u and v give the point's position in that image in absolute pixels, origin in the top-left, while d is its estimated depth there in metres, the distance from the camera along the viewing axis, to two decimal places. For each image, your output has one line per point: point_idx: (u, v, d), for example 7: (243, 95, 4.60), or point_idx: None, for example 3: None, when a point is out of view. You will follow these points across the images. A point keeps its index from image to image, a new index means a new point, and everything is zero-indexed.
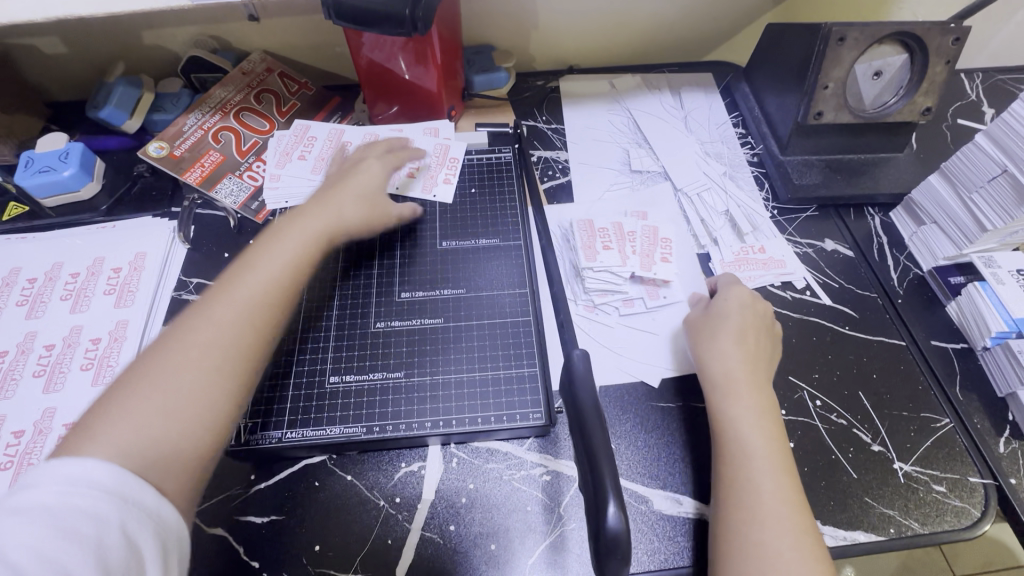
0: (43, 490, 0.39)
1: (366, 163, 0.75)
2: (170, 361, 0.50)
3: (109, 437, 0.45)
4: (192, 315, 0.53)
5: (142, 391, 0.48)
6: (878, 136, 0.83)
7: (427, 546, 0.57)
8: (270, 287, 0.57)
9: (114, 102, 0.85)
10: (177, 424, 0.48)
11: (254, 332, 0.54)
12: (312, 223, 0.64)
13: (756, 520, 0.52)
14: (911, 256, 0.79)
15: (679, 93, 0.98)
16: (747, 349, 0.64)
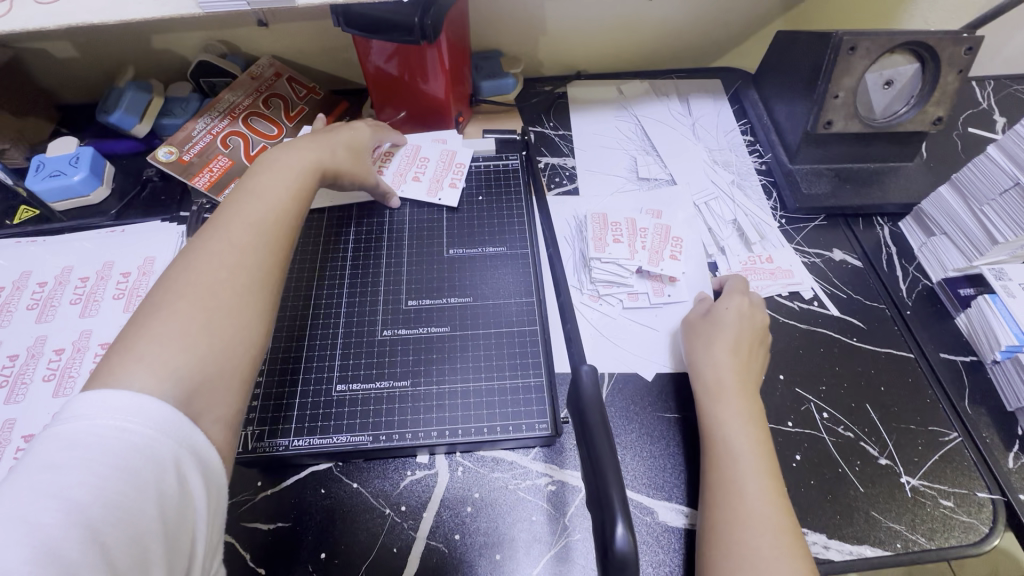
0: (101, 424, 0.38)
1: (353, 125, 0.76)
2: (191, 284, 0.48)
3: (151, 354, 0.43)
4: (203, 240, 0.52)
5: (172, 311, 0.46)
6: (888, 145, 0.82)
7: (433, 555, 0.58)
8: (279, 209, 0.58)
9: (124, 107, 0.85)
10: (220, 337, 0.47)
11: (273, 251, 0.54)
12: (304, 158, 0.65)
13: (745, 527, 0.51)
14: (920, 267, 0.79)
15: (687, 99, 0.98)
16: (739, 353, 0.64)
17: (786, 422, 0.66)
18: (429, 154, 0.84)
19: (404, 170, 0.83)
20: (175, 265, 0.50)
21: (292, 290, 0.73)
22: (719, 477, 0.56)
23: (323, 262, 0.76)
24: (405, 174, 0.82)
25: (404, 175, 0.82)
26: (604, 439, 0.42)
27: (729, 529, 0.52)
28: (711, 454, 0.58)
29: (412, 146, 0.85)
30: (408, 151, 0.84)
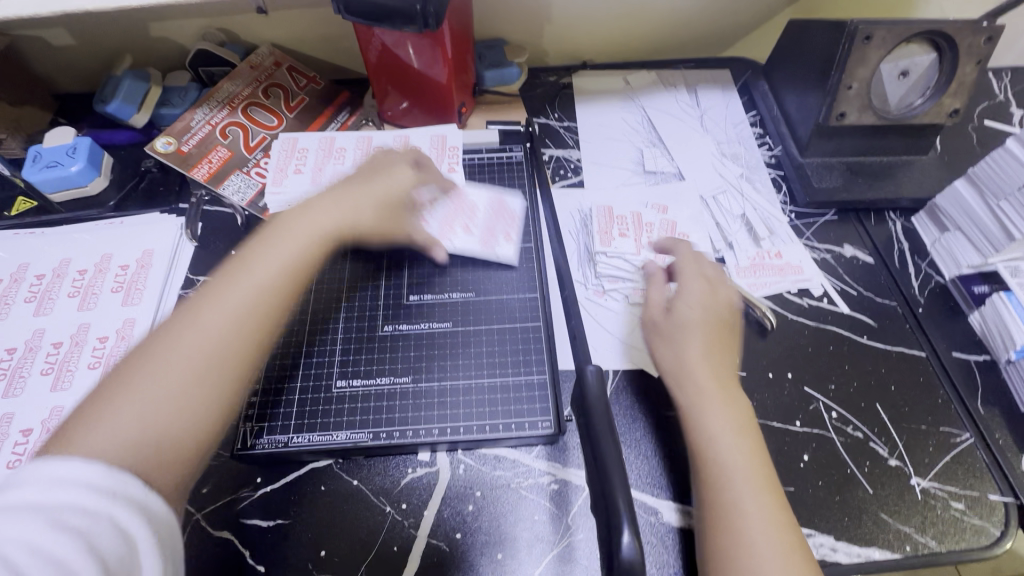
0: (62, 489, 0.38)
1: (395, 170, 0.69)
2: (154, 369, 0.47)
3: (98, 437, 0.42)
4: (184, 316, 0.50)
5: (129, 394, 0.45)
6: (902, 138, 0.80)
7: (433, 554, 0.57)
8: (269, 284, 0.54)
9: (121, 97, 0.83)
10: (174, 430, 0.45)
11: (247, 339, 0.51)
12: (318, 222, 0.60)
13: (743, 542, 0.49)
14: (933, 263, 0.77)
15: (695, 90, 0.95)
16: (710, 353, 0.61)
17: (794, 421, 0.65)
18: (478, 201, 0.78)
19: (451, 216, 0.76)
20: (155, 335, 0.50)
21: None
22: (706, 490, 0.53)
23: (321, 259, 0.75)
24: (454, 224, 0.75)
25: (452, 228, 0.75)
26: (609, 442, 0.41)
27: (726, 545, 0.50)
28: (698, 463, 0.55)
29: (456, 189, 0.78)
30: (460, 203, 0.77)
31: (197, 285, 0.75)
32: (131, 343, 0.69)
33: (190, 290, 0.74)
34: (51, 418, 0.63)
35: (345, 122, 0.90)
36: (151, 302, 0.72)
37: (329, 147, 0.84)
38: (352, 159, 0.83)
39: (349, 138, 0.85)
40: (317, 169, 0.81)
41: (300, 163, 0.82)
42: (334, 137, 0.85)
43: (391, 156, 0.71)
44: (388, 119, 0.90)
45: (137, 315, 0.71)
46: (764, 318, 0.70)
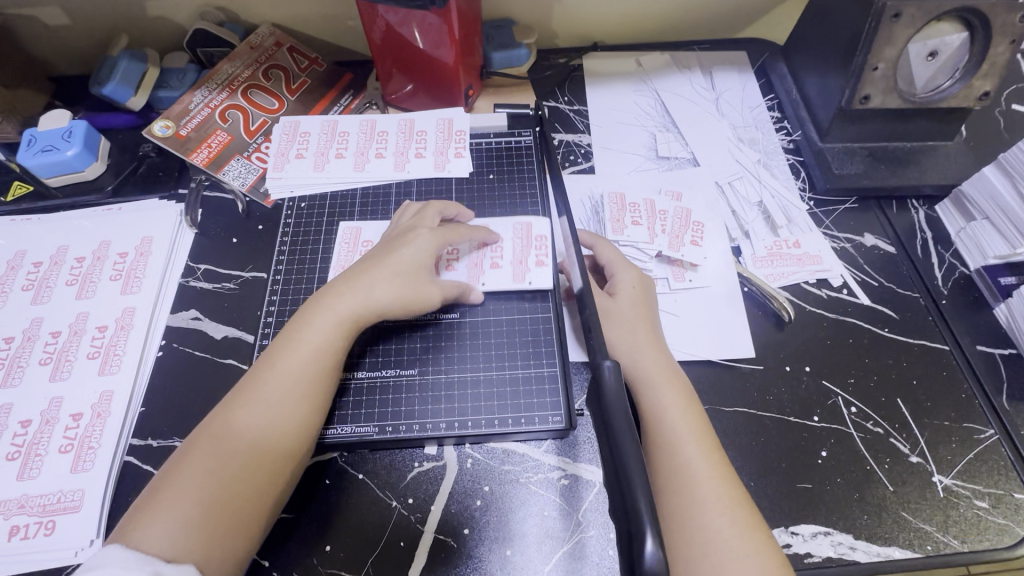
0: (100, 571, 0.41)
1: (414, 236, 0.64)
2: (196, 469, 0.50)
3: (148, 534, 0.46)
4: (225, 411, 0.53)
5: (174, 491, 0.48)
6: (927, 123, 0.77)
7: (441, 550, 0.56)
8: (302, 373, 0.55)
9: (117, 78, 0.81)
10: (218, 526, 0.48)
11: (279, 432, 0.53)
12: (344, 307, 0.59)
13: (696, 501, 0.50)
14: (957, 253, 0.74)
15: (710, 73, 0.92)
16: (638, 328, 0.62)
17: (812, 416, 0.63)
18: (501, 231, 0.72)
19: (479, 255, 0.70)
20: (203, 426, 0.53)
21: (294, 275, 0.72)
22: (656, 454, 0.54)
23: (326, 245, 0.74)
24: (481, 262, 0.70)
25: (480, 264, 0.70)
26: (628, 442, 0.39)
27: (681, 504, 0.51)
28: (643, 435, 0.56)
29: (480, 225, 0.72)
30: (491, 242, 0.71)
31: (198, 273, 0.73)
32: (131, 333, 0.68)
33: (191, 278, 0.72)
34: (50, 409, 0.62)
35: (348, 105, 0.86)
36: (150, 290, 0.71)
37: (331, 131, 0.81)
38: (355, 144, 0.80)
39: (352, 121, 0.83)
40: (320, 154, 0.79)
41: (302, 147, 0.80)
42: (337, 119, 0.83)
43: (411, 223, 0.67)
44: (392, 102, 0.86)
45: (136, 304, 0.70)
46: (782, 310, 0.68)
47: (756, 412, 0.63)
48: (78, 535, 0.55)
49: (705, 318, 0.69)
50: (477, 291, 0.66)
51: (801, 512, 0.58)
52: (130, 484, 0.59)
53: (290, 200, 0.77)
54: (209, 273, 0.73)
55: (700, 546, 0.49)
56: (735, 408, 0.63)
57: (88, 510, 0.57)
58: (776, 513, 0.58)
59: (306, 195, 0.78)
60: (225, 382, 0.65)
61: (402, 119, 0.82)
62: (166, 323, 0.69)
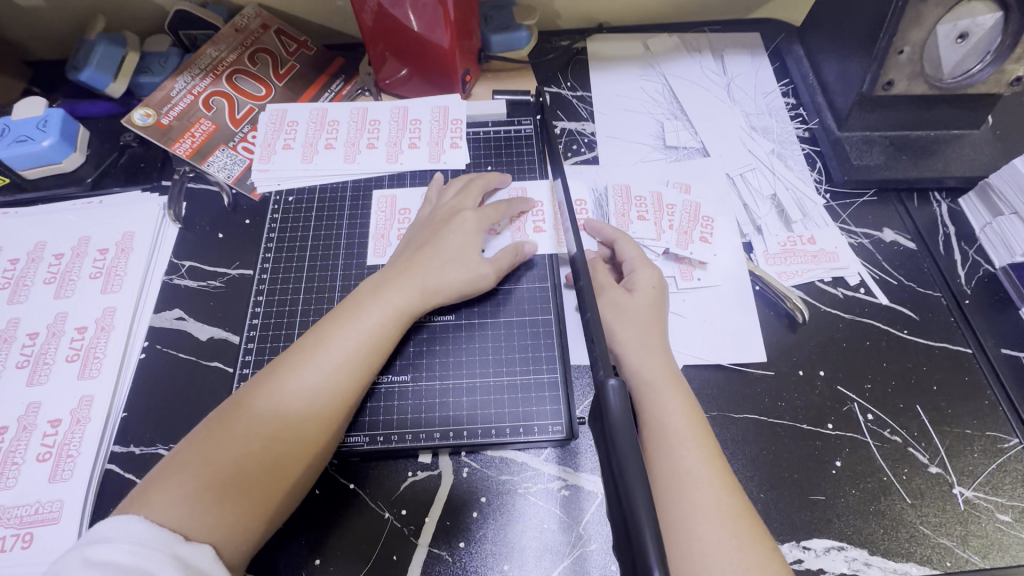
0: (113, 548, 0.40)
1: (459, 218, 0.65)
2: (227, 442, 0.49)
3: (164, 504, 0.45)
4: (260, 385, 0.53)
5: (203, 460, 0.48)
6: (953, 110, 0.72)
7: (435, 564, 0.53)
8: (345, 359, 0.54)
9: (95, 63, 0.76)
10: (235, 505, 0.47)
11: (316, 419, 0.52)
12: (395, 297, 0.59)
13: (695, 511, 0.48)
14: (981, 250, 0.70)
15: (721, 56, 0.87)
16: (648, 326, 0.59)
17: (826, 424, 0.60)
18: (540, 197, 0.73)
19: (521, 222, 0.71)
20: (236, 396, 0.53)
21: (282, 273, 0.69)
22: (654, 464, 0.50)
23: (315, 241, 0.71)
24: (525, 227, 0.70)
25: (523, 228, 0.70)
26: (632, 468, 0.36)
27: (677, 513, 0.48)
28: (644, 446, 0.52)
29: (520, 190, 0.73)
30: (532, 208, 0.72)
31: (182, 270, 0.69)
32: (112, 334, 0.65)
33: (174, 275, 0.69)
34: (27, 414, 0.60)
35: (339, 91, 0.82)
36: (132, 289, 0.68)
37: (320, 119, 0.77)
38: (346, 133, 0.76)
39: (342, 109, 0.78)
40: (309, 145, 0.75)
41: (289, 137, 0.76)
42: (326, 107, 0.78)
43: (452, 203, 0.67)
44: (385, 88, 0.81)
45: (117, 303, 0.66)
46: (795, 310, 0.64)
47: (767, 420, 0.60)
48: (57, 547, 0.53)
49: (714, 319, 0.65)
50: (533, 245, 0.67)
51: (814, 526, 0.55)
52: (110, 494, 0.56)
53: (277, 193, 0.74)
54: (193, 270, 0.69)
55: (696, 560, 0.46)
56: (745, 415, 0.60)
57: (67, 522, 0.54)
58: (787, 527, 0.55)
59: (294, 188, 0.74)
60: (210, 386, 0.62)
61: (395, 107, 0.78)
62: (149, 324, 0.66)
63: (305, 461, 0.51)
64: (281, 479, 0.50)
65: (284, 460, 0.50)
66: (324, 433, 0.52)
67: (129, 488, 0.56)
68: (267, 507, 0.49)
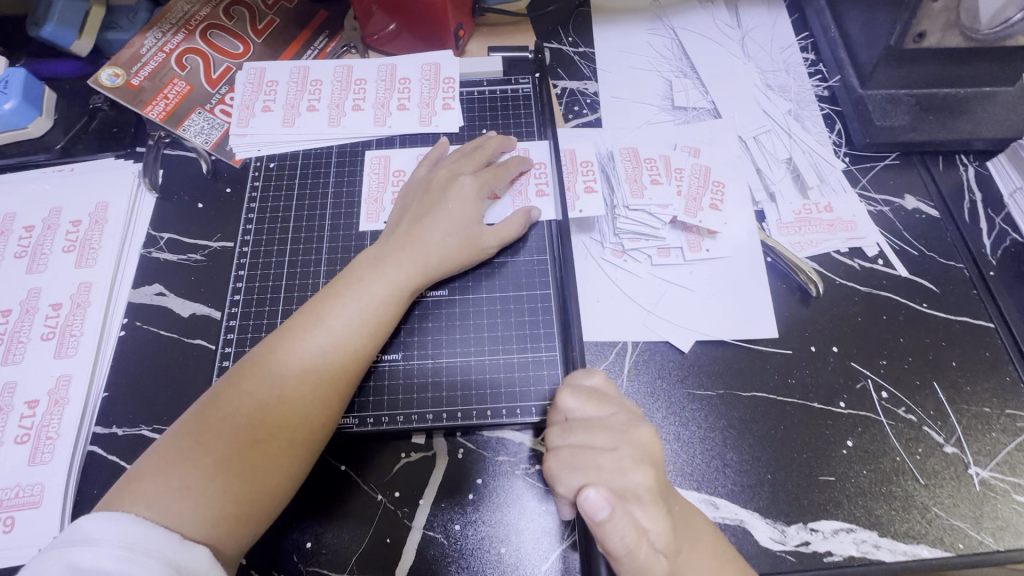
0: (100, 553, 0.37)
1: (458, 183, 0.61)
2: (227, 424, 0.47)
3: (161, 498, 0.43)
4: (257, 366, 0.50)
5: (202, 444, 0.46)
6: (987, 65, 0.66)
7: (429, 547, 0.51)
8: (347, 339, 0.52)
9: (56, 18, 0.70)
10: (239, 491, 0.45)
11: (320, 400, 0.49)
12: (399, 273, 0.56)
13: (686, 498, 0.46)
14: (1009, 218, 0.66)
15: (736, 7, 0.80)
16: (580, 459, 0.47)
17: (838, 402, 0.57)
18: (543, 158, 0.68)
19: (522, 185, 0.66)
20: (232, 375, 0.50)
21: (264, 246, 0.65)
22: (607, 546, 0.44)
23: (299, 212, 0.66)
24: (526, 190, 0.66)
25: (525, 192, 0.66)
26: None
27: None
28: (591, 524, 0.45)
29: (521, 152, 0.68)
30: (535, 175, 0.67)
31: (161, 243, 0.66)
32: (89, 310, 0.61)
33: (152, 248, 0.65)
34: (4, 394, 0.57)
35: (323, 49, 0.75)
36: (108, 263, 0.64)
37: (302, 79, 0.72)
38: (330, 93, 0.71)
39: (326, 67, 0.73)
40: (290, 107, 0.70)
41: (269, 98, 0.70)
42: (309, 65, 0.73)
43: (451, 165, 0.63)
44: (372, 44, 0.75)
45: (93, 278, 0.63)
46: (809, 284, 0.61)
47: (777, 398, 0.57)
48: (40, 531, 0.52)
49: (724, 292, 0.62)
50: (538, 210, 0.63)
51: (822, 507, 0.53)
52: (93, 477, 0.54)
53: (257, 160, 0.69)
54: (173, 243, 0.65)
55: None
56: (752, 394, 0.57)
57: (49, 506, 0.53)
58: (794, 508, 0.53)
59: (276, 154, 0.69)
60: (193, 365, 0.59)
61: (383, 65, 0.72)
62: (126, 300, 0.63)
63: (310, 447, 0.49)
64: (289, 466, 0.48)
65: (290, 446, 0.48)
66: (329, 415, 0.50)
67: (114, 470, 0.54)
68: (271, 495, 0.47)
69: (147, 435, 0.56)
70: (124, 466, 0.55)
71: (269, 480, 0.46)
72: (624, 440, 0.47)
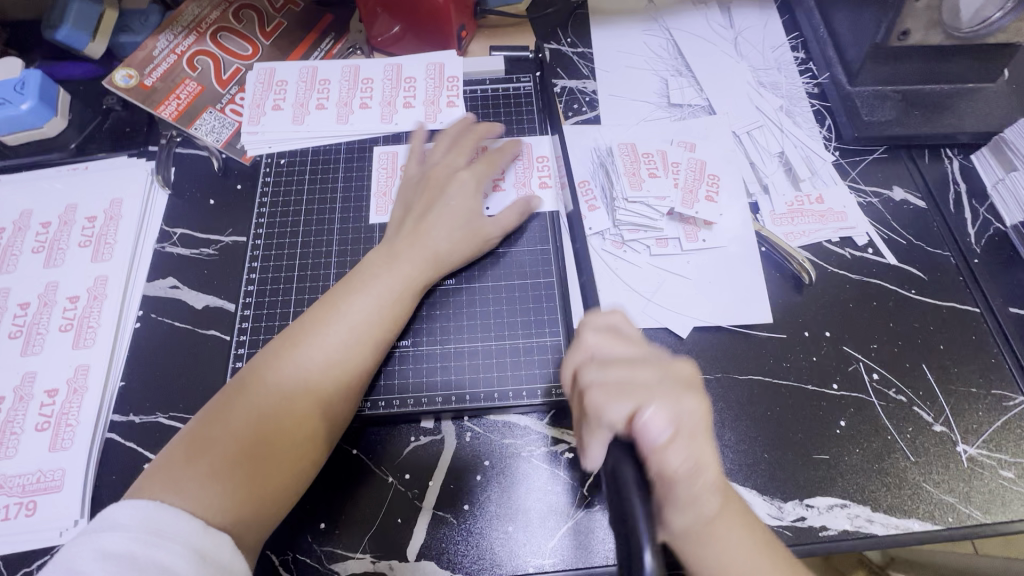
0: (126, 538, 0.39)
1: (456, 177, 0.63)
2: (250, 416, 0.48)
3: (188, 486, 0.44)
4: (279, 357, 0.51)
5: (228, 434, 0.47)
6: (969, 62, 0.69)
7: (439, 526, 0.53)
8: (367, 331, 0.54)
9: (71, 22, 0.72)
10: (264, 479, 0.47)
11: (340, 393, 0.52)
12: (414, 269, 0.58)
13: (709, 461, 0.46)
14: (992, 208, 0.68)
15: (728, 9, 0.83)
16: (631, 387, 0.42)
17: (831, 384, 0.59)
18: (545, 152, 0.71)
19: (525, 176, 0.69)
20: (251, 368, 0.51)
21: (276, 238, 0.67)
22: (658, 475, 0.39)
23: (310, 206, 0.69)
24: (529, 182, 0.68)
25: (528, 183, 0.68)
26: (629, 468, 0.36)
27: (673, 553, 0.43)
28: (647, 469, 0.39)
29: (523, 147, 0.71)
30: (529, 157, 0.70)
31: (174, 238, 0.68)
32: (105, 303, 0.63)
33: (166, 243, 0.67)
34: (24, 384, 0.59)
35: (330, 50, 0.78)
36: (123, 258, 0.66)
37: (310, 79, 0.74)
38: (338, 92, 0.73)
39: (333, 67, 0.75)
40: (299, 105, 0.72)
41: (279, 97, 0.73)
42: (317, 66, 0.75)
43: (445, 161, 0.65)
44: (377, 46, 0.78)
45: (108, 272, 0.65)
46: (802, 271, 0.63)
47: (771, 380, 0.59)
48: (62, 515, 0.53)
49: (720, 280, 0.64)
50: (539, 200, 0.66)
51: (818, 485, 0.55)
52: (112, 463, 0.56)
53: (268, 157, 0.71)
54: (185, 238, 0.67)
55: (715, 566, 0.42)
56: (748, 377, 0.59)
57: (70, 490, 0.54)
58: (790, 486, 0.55)
59: (285, 151, 0.71)
60: (208, 354, 0.61)
61: (388, 65, 0.75)
62: (142, 293, 0.64)
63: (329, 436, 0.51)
64: (310, 454, 0.50)
65: (312, 436, 0.50)
66: (347, 406, 0.52)
67: (133, 456, 0.56)
68: (292, 483, 0.49)
69: (164, 422, 0.58)
70: (142, 452, 0.57)
71: (293, 469, 0.49)
72: (665, 372, 0.44)
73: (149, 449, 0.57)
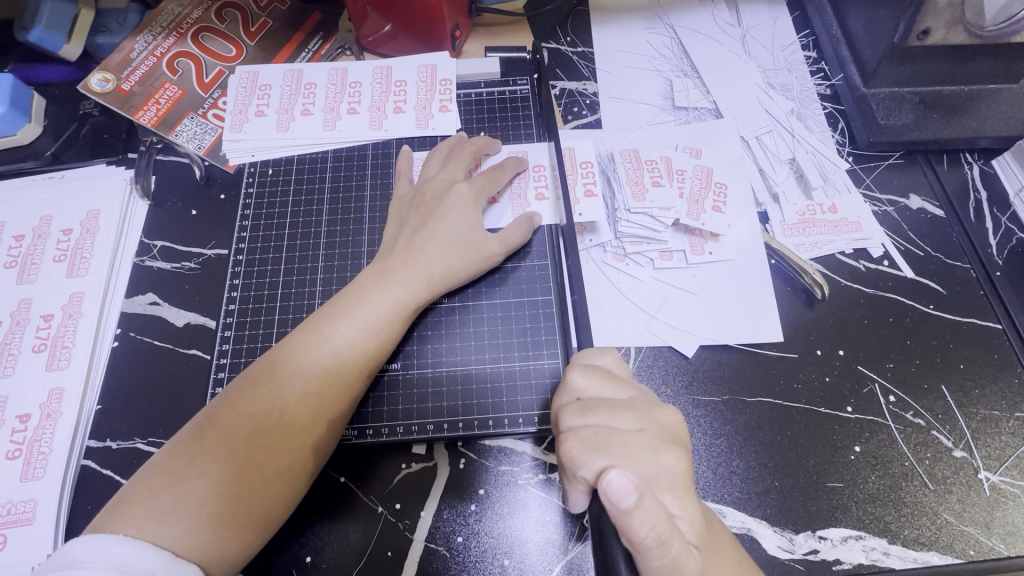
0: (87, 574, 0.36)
1: (454, 191, 0.59)
2: (222, 447, 0.46)
3: (151, 522, 0.42)
4: (255, 385, 0.49)
5: (197, 467, 0.45)
6: (993, 62, 0.65)
7: (432, 560, 0.50)
8: (349, 359, 0.51)
9: (44, 22, 0.68)
10: (235, 514, 0.44)
11: (320, 423, 0.49)
12: (404, 290, 0.55)
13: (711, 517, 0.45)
14: (1015, 217, 0.65)
15: (736, 5, 0.79)
16: (607, 441, 0.41)
17: (845, 407, 0.56)
18: (541, 160, 0.67)
19: (520, 188, 0.65)
20: (227, 394, 0.49)
21: (259, 253, 0.63)
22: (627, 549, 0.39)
23: (294, 218, 0.65)
24: (525, 194, 0.65)
25: (523, 196, 0.65)
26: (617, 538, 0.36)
27: None
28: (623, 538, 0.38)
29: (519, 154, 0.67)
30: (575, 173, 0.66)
31: (154, 251, 0.64)
32: (81, 322, 0.60)
33: (145, 257, 0.64)
34: None
35: (317, 51, 0.74)
36: (100, 273, 0.63)
37: (296, 83, 0.70)
38: (325, 97, 0.70)
39: (320, 70, 0.71)
40: (284, 111, 0.69)
41: (262, 102, 0.69)
42: (303, 68, 0.71)
43: (441, 175, 0.61)
44: (367, 46, 0.74)
45: (84, 288, 0.62)
46: (814, 286, 0.60)
47: (783, 403, 0.56)
48: (32, 550, 0.51)
49: (727, 296, 0.61)
50: (538, 214, 0.62)
51: (831, 515, 0.52)
52: (87, 492, 0.53)
53: (252, 165, 0.68)
54: (166, 251, 0.64)
55: None
56: (758, 399, 0.56)
57: (43, 522, 0.52)
58: (802, 516, 0.52)
59: (270, 159, 0.68)
60: (189, 376, 0.58)
61: (378, 67, 0.71)
62: (120, 310, 0.61)
63: (307, 469, 0.48)
64: (288, 489, 0.47)
65: (290, 468, 0.47)
66: (328, 438, 0.49)
67: (109, 485, 0.53)
68: (265, 519, 0.46)
69: (143, 449, 0.55)
70: (119, 480, 0.54)
71: (267, 504, 0.46)
72: (650, 421, 0.44)
73: (126, 477, 0.54)
